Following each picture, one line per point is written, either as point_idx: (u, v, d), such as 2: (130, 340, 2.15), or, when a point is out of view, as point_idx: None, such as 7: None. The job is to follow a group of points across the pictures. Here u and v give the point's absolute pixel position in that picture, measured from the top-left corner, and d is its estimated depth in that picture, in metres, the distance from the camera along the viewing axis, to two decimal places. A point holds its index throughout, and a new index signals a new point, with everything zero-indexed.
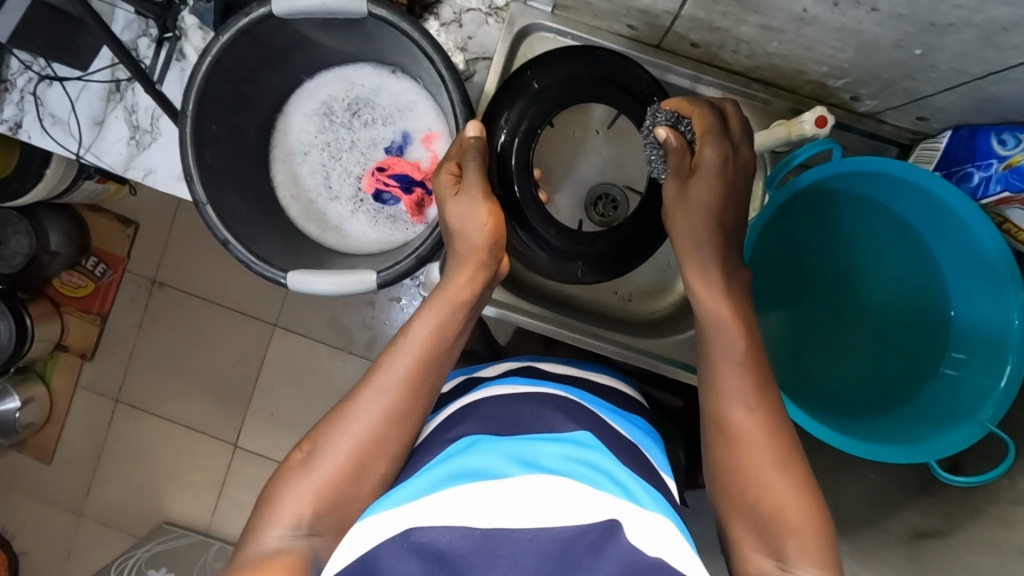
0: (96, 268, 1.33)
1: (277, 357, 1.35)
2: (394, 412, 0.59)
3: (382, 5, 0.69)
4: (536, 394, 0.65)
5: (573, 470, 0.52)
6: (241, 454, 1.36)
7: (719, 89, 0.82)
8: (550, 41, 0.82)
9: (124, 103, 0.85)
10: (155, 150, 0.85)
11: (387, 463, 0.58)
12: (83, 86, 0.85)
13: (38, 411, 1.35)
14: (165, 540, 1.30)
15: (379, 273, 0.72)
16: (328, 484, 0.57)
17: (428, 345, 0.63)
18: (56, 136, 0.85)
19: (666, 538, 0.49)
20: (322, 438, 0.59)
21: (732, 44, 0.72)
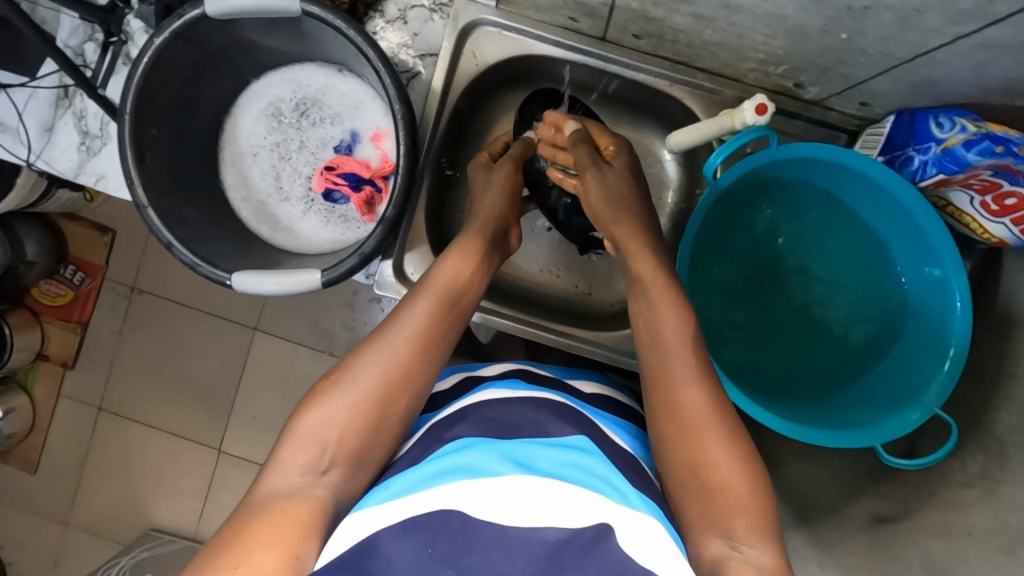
0: (74, 277, 1.33)
1: (256, 360, 1.35)
2: (419, 344, 0.61)
3: (316, 3, 0.69)
4: (537, 397, 0.65)
5: (567, 473, 0.52)
6: (225, 458, 1.36)
7: (666, 80, 0.82)
8: (495, 36, 0.82)
9: (74, 109, 0.85)
10: (106, 155, 0.85)
11: (411, 397, 0.59)
12: (30, 93, 0.85)
13: (21, 421, 1.35)
14: (150, 546, 1.30)
15: (323, 272, 0.71)
16: (347, 424, 0.56)
17: (436, 314, 0.64)
18: (6, 144, 0.84)
19: (655, 543, 0.49)
20: (332, 387, 0.57)
21: (671, 34, 0.73)
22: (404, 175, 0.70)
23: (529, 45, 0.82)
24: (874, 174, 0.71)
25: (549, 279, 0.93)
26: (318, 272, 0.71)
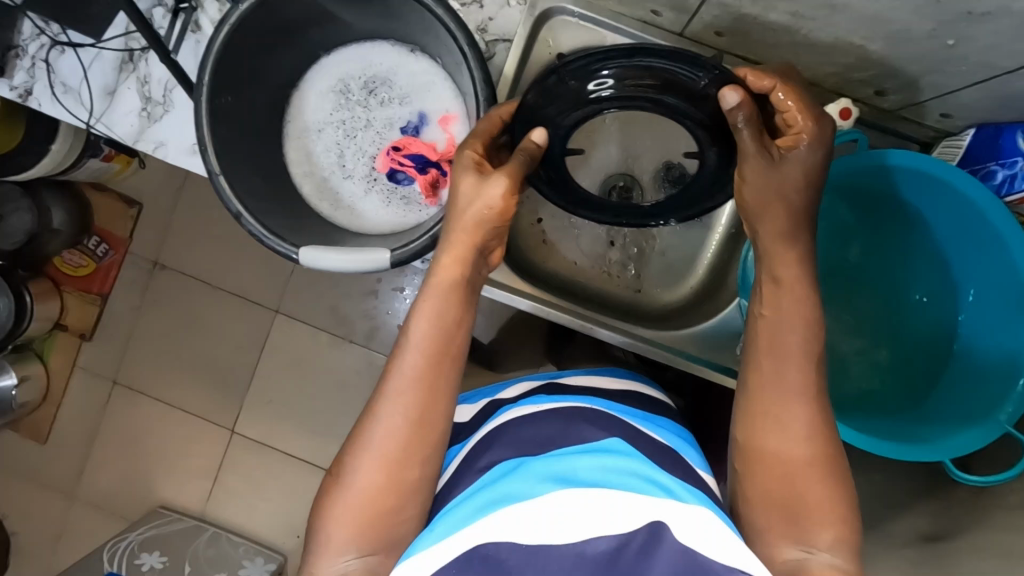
0: (97, 248, 1.31)
1: (275, 344, 1.34)
2: (417, 414, 0.58)
3: None
4: (564, 408, 0.64)
5: (607, 476, 0.52)
6: (238, 440, 1.36)
7: None
8: (573, 26, 0.80)
9: (138, 74, 0.82)
10: (167, 121, 0.81)
11: (420, 467, 0.58)
12: (96, 54, 0.82)
13: (35, 390, 1.33)
14: (158, 524, 1.29)
15: (393, 251, 0.70)
16: (366, 497, 0.57)
17: (435, 343, 0.60)
18: (67, 104, 0.81)
19: (715, 534, 0.49)
20: (350, 460, 0.58)
21: (757, 33, 0.72)
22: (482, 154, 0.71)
23: (603, 36, 0.81)
24: (967, 188, 0.71)
25: (598, 274, 0.91)
26: (388, 251, 0.70)
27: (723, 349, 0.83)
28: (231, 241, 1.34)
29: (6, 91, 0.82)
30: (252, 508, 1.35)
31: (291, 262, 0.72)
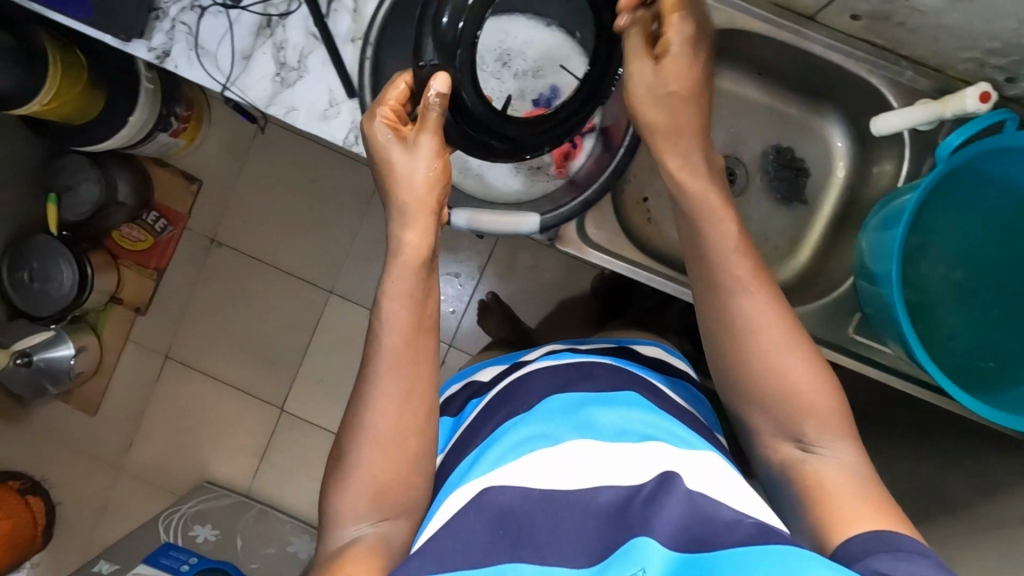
0: (156, 224, 1.33)
1: (329, 324, 1.35)
2: (410, 390, 0.58)
3: None
4: (583, 363, 0.70)
5: (630, 431, 0.58)
6: (287, 418, 1.37)
7: (865, 68, 0.78)
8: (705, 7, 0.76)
9: (273, 39, 0.72)
10: (302, 90, 0.72)
11: (418, 437, 0.59)
12: (231, 16, 0.71)
13: (89, 361, 1.34)
14: (207, 498, 1.29)
15: (543, 216, 0.73)
16: (372, 471, 0.57)
17: (410, 320, 0.59)
18: (203, 66, 0.72)
19: (713, 479, 0.55)
20: (351, 437, 0.59)
21: (902, 15, 0.69)
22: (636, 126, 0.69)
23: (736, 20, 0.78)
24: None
25: None
26: (539, 216, 0.73)
27: (835, 327, 0.81)
28: (289, 221, 1.35)
29: (143, 53, 0.71)
30: (298, 487, 1.36)
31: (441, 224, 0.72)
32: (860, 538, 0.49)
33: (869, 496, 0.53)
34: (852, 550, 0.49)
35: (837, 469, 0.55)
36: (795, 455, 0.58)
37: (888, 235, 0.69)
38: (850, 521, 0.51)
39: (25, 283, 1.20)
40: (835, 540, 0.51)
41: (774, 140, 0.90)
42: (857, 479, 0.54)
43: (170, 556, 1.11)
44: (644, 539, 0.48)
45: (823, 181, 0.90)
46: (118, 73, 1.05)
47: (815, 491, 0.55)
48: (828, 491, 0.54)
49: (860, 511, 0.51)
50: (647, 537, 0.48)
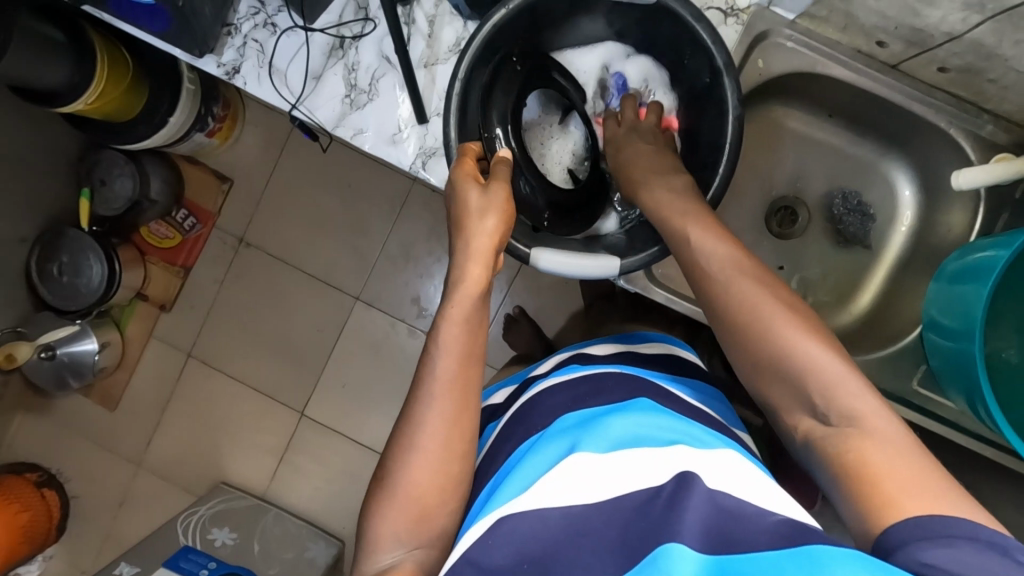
0: (184, 221, 1.32)
1: (355, 328, 1.35)
2: (451, 410, 0.56)
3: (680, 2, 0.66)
4: (594, 374, 0.66)
5: (642, 433, 0.54)
6: (307, 422, 1.36)
7: (944, 119, 0.77)
8: (789, 51, 0.76)
9: (347, 61, 0.75)
10: (370, 112, 0.74)
11: (459, 462, 0.56)
12: (306, 39, 0.75)
13: (112, 356, 1.33)
14: (226, 499, 1.28)
15: (626, 261, 0.70)
16: (411, 496, 0.55)
17: (463, 344, 0.57)
18: (274, 85, 0.75)
19: (749, 482, 0.50)
20: (392, 460, 0.56)
21: (994, 72, 0.67)
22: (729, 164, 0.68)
23: (814, 62, 0.77)
24: None
25: None
26: (623, 259, 0.70)
27: (899, 376, 0.81)
28: (319, 224, 1.34)
29: (212, 68, 0.75)
30: (315, 490, 1.35)
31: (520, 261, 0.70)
32: (910, 523, 0.42)
33: (906, 465, 0.45)
34: (902, 540, 0.42)
35: (869, 441, 0.47)
36: (814, 429, 0.50)
37: (967, 290, 0.66)
38: (902, 500, 0.43)
39: (54, 275, 1.20)
40: (882, 526, 0.43)
41: (840, 183, 0.91)
42: (899, 450, 0.46)
43: (190, 560, 1.11)
44: (672, 544, 0.43)
45: (888, 226, 0.89)
46: (163, 72, 1.05)
47: (852, 467, 0.46)
48: (869, 473, 0.45)
49: (906, 488, 0.43)
50: (675, 543, 0.43)
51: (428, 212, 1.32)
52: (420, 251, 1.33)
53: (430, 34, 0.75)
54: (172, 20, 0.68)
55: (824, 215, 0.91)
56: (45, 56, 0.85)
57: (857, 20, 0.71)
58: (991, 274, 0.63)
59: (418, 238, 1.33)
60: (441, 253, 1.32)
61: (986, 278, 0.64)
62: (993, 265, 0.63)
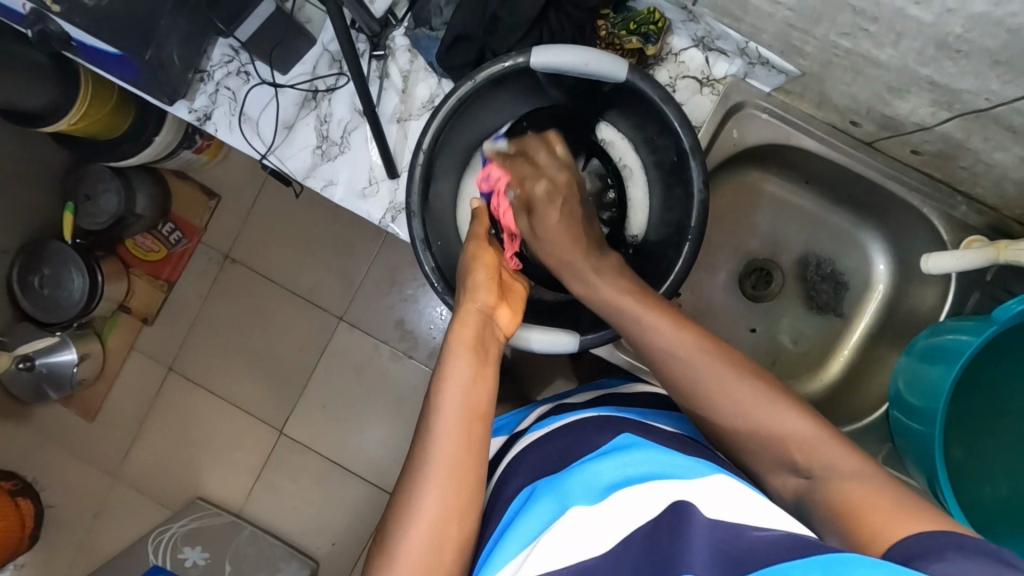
0: (170, 236, 1.31)
1: (336, 349, 1.34)
2: (457, 466, 0.53)
3: (652, 86, 0.67)
4: (576, 421, 0.64)
5: (632, 471, 0.50)
6: (285, 441, 1.35)
7: (917, 198, 0.77)
8: (763, 122, 0.77)
9: (319, 113, 0.80)
10: (341, 164, 0.79)
11: (464, 522, 0.52)
12: (277, 91, 0.79)
13: (91, 367, 1.31)
14: (200, 517, 1.28)
15: (583, 337, 0.71)
16: (417, 566, 0.49)
17: (466, 400, 0.56)
18: (245, 133, 0.79)
19: (740, 498, 0.46)
20: (393, 525, 0.51)
21: (966, 160, 0.68)
22: (693, 242, 0.69)
23: (788, 134, 0.77)
24: None
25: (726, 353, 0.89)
26: (578, 337, 0.71)
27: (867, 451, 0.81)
28: (304, 243, 1.34)
29: (184, 114, 0.80)
30: (291, 510, 1.34)
31: None
32: (912, 539, 0.41)
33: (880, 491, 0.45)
34: (909, 556, 0.40)
35: (849, 480, 0.48)
36: (799, 486, 0.51)
37: (938, 373, 0.67)
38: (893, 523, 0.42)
39: (35, 287, 1.19)
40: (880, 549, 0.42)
41: (818, 249, 0.90)
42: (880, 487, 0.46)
43: None
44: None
45: (864, 294, 0.89)
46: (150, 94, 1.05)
47: (841, 509, 0.46)
48: (857, 507, 0.45)
49: (897, 512, 0.43)
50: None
51: None
52: (404, 275, 1.33)
53: (403, 89, 0.79)
54: (139, 71, 0.72)
55: (798, 276, 0.90)
56: (28, 82, 0.86)
57: (831, 101, 0.72)
58: (960, 358, 0.64)
59: (403, 261, 1.33)
60: None
61: (953, 364, 0.64)
62: (963, 349, 0.64)
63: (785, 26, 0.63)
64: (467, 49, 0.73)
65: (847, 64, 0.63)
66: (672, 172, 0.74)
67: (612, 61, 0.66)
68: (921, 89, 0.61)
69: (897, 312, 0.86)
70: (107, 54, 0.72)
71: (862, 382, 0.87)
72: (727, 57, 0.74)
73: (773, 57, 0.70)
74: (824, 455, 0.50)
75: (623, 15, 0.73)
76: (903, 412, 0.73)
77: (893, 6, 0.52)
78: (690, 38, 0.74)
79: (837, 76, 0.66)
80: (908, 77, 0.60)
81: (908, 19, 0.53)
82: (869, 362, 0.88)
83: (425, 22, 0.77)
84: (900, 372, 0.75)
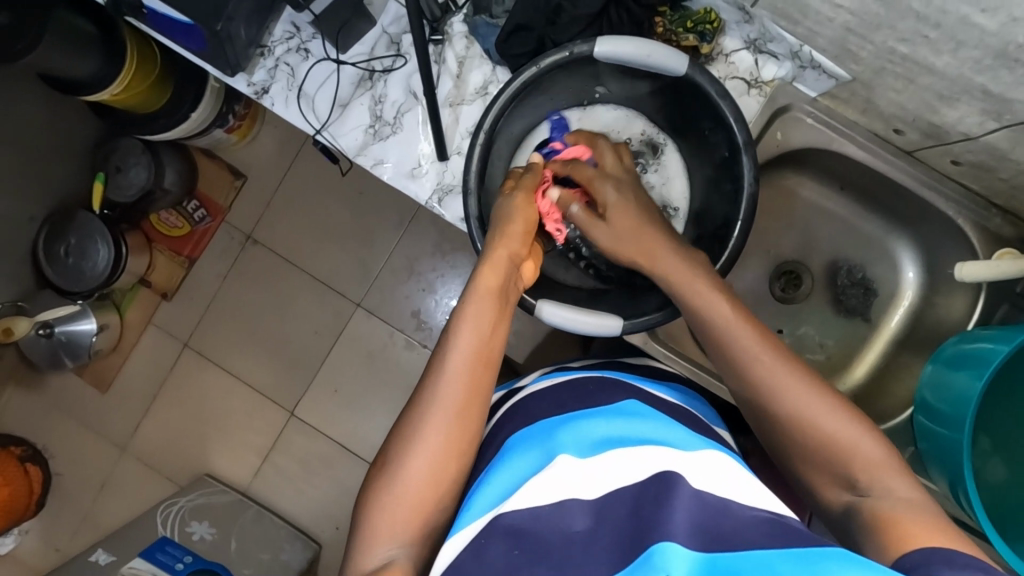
0: (195, 213, 1.33)
1: (352, 334, 1.35)
2: (460, 408, 0.54)
3: (710, 81, 0.68)
4: (578, 380, 0.65)
5: (625, 434, 0.52)
6: (296, 423, 1.36)
7: (951, 208, 0.78)
8: (808, 127, 0.78)
9: (374, 93, 0.82)
10: (393, 143, 0.81)
11: (459, 461, 0.54)
12: (336, 69, 0.81)
13: (108, 338, 1.33)
14: (207, 492, 1.29)
15: (626, 321, 0.73)
16: (409, 486, 0.52)
17: (479, 347, 0.57)
18: (301, 109, 0.81)
19: (728, 476, 0.48)
20: (392, 452, 0.54)
21: (1006, 173, 0.70)
22: (739, 235, 0.70)
23: (830, 139, 0.79)
24: None
25: None
26: (623, 320, 0.73)
27: None
28: (327, 228, 1.35)
29: (242, 86, 0.82)
30: (298, 493, 1.35)
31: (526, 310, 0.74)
32: (923, 551, 0.43)
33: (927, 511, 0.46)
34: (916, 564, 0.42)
35: (897, 498, 0.48)
36: (843, 491, 0.52)
37: (966, 378, 0.69)
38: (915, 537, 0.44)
39: (60, 257, 1.20)
40: (898, 556, 0.44)
41: (846, 255, 0.92)
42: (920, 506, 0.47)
43: (166, 552, 1.10)
44: (665, 544, 0.39)
45: (889, 302, 0.91)
46: (193, 68, 1.06)
47: (877, 516, 0.48)
48: (894, 520, 0.46)
49: (926, 528, 0.45)
50: (668, 542, 0.40)
51: (436, 229, 1.33)
52: (424, 266, 1.33)
53: (458, 75, 0.81)
54: (207, 42, 0.74)
55: (827, 283, 0.92)
56: (76, 48, 0.87)
57: (877, 107, 0.74)
58: (989, 364, 0.66)
59: (424, 253, 1.33)
60: (445, 269, 1.33)
61: (982, 369, 0.67)
62: (990, 356, 0.66)
63: (844, 31, 0.65)
64: (526, 39, 0.76)
65: (901, 71, 0.66)
66: (720, 167, 0.76)
67: (672, 54, 0.68)
68: (972, 98, 0.63)
69: (923, 321, 0.88)
70: (177, 22, 0.74)
71: (883, 390, 0.89)
72: (777, 60, 0.75)
73: (825, 60, 0.73)
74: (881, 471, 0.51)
75: (680, 13, 0.74)
76: (928, 415, 0.75)
77: (958, 13, 0.53)
78: (742, 40, 0.76)
79: (887, 82, 0.69)
80: (959, 86, 0.62)
81: (970, 27, 0.54)
82: (891, 369, 0.89)
83: (485, 9, 0.79)
84: (925, 378, 0.77)
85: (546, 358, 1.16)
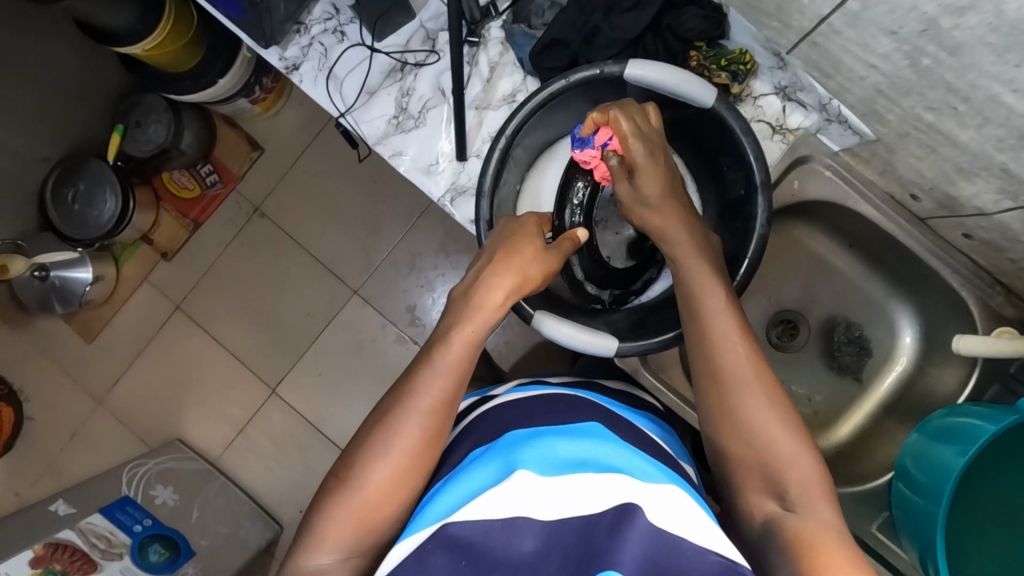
0: (207, 176, 1.33)
1: (344, 321, 1.35)
2: (425, 431, 0.54)
3: (735, 118, 0.69)
4: (550, 395, 0.63)
5: (585, 453, 0.51)
6: (276, 401, 1.35)
7: (956, 280, 0.79)
8: (823, 178, 0.79)
9: (403, 85, 0.82)
10: (414, 137, 0.81)
11: (415, 483, 0.53)
12: (369, 56, 0.82)
13: (103, 289, 1.32)
14: (176, 458, 1.27)
15: (622, 344, 0.73)
16: (362, 502, 0.52)
17: (452, 372, 0.56)
18: (327, 91, 0.82)
19: (689, 516, 0.47)
20: (352, 465, 0.53)
21: (1014, 254, 0.70)
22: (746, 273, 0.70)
23: (846, 195, 0.80)
24: None
25: None
26: (618, 343, 0.73)
27: (859, 519, 0.82)
28: (335, 210, 1.35)
29: (274, 59, 0.82)
30: (264, 470, 1.34)
31: (523, 319, 0.74)
32: None
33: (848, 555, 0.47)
34: None
35: (827, 527, 0.50)
36: (773, 512, 0.53)
37: (950, 452, 0.68)
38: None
39: (67, 201, 1.20)
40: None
41: (845, 313, 0.92)
42: (841, 539, 0.49)
43: (125, 512, 1.08)
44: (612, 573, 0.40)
45: (883, 365, 0.91)
46: (225, 34, 1.07)
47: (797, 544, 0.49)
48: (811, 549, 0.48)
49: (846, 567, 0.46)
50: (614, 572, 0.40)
51: (443, 227, 1.32)
52: (425, 261, 1.33)
53: (488, 79, 0.81)
54: (245, 10, 0.75)
55: (824, 337, 0.93)
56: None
57: (895, 172, 0.75)
58: (975, 442, 0.66)
59: (426, 250, 1.33)
60: (446, 267, 1.32)
61: (967, 445, 0.66)
62: (977, 433, 0.66)
63: (872, 91, 0.66)
64: (560, 54, 0.77)
65: (924, 139, 0.66)
66: (734, 208, 0.76)
67: (702, 86, 0.68)
68: (991, 175, 0.63)
69: (912, 390, 0.88)
70: None
71: (866, 453, 0.89)
72: (804, 110, 0.76)
73: (853, 118, 0.73)
74: (817, 504, 0.52)
75: (715, 50, 0.75)
76: (907, 485, 0.74)
77: (989, 90, 0.54)
78: (773, 85, 0.76)
79: (909, 149, 0.70)
80: (981, 162, 0.62)
81: (999, 105, 0.55)
82: (876, 433, 0.90)
83: (524, 20, 0.81)
84: (906, 446, 0.77)
85: (532, 370, 1.16)
